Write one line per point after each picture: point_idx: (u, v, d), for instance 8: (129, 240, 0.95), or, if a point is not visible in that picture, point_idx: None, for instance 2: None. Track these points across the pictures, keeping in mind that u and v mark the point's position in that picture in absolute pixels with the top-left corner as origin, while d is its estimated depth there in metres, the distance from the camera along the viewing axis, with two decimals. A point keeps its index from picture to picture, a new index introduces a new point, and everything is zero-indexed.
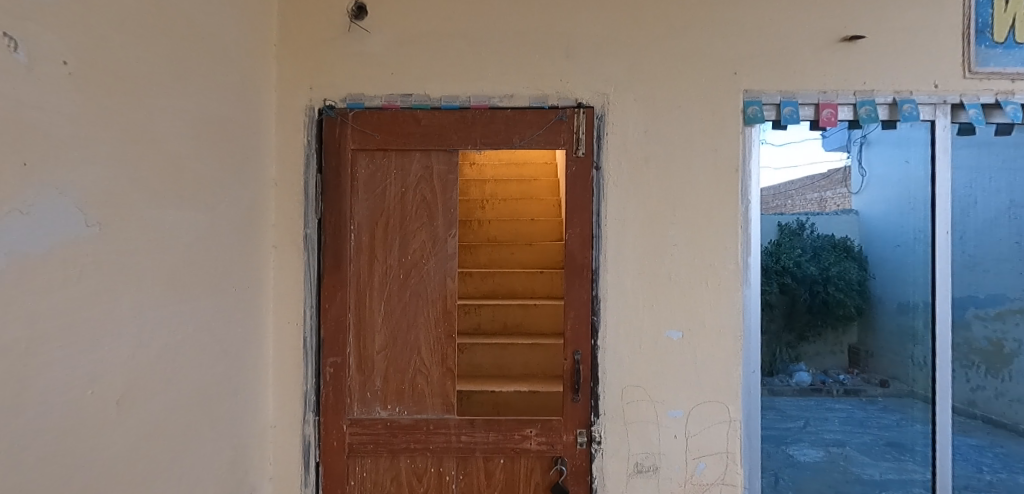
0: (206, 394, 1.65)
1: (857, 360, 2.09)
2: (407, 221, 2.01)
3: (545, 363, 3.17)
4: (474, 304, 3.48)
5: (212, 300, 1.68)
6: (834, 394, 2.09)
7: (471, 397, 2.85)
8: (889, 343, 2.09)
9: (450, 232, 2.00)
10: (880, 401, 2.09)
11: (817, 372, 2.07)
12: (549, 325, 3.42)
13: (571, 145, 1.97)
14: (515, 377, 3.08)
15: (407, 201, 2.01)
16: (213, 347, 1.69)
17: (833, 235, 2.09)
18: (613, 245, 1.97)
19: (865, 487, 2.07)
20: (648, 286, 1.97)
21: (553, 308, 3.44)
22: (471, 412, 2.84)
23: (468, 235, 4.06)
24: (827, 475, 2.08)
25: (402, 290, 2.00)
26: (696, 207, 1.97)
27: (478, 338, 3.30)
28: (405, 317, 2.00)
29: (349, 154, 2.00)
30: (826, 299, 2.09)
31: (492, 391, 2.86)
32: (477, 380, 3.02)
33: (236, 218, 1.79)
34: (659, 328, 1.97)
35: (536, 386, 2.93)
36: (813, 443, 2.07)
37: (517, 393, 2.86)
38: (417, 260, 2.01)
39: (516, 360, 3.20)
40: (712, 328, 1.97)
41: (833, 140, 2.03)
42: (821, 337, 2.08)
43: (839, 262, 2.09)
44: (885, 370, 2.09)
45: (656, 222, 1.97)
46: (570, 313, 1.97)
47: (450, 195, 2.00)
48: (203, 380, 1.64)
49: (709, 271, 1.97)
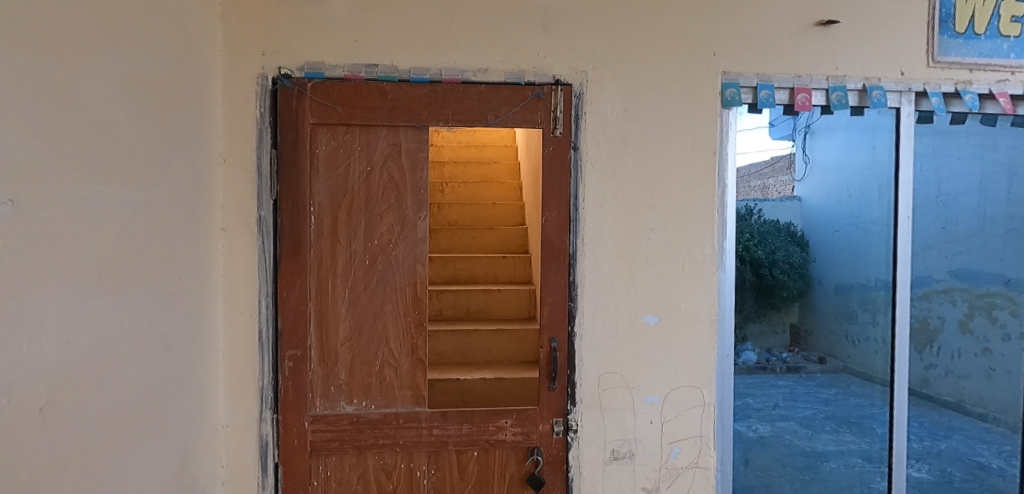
0: (146, 394, 1.47)
1: (798, 338, 2.21)
2: (373, 203, 1.87)
3: (510, 351, 3.14)
4: (435, 289, 3.36)
5: (151, 289, 1.50)
6: (777, 371, 2.16)
7: (434, 385, 2.83)
8: (827, 322, 2.23)
9: (420, 215, 1.88)
10: (818, 377, 2.22)
11: (761, 350, 2.14)
12: (510, 309, 3.36)
13: (548, 124, 1.90)
14: (478, 365, 3.06)
15: (373, 181, 1.87)
16: (154, 341, 1.52)
17: (778, 220, 2.20)
18: (590, 229, 1.92)
19: (808, 458, 2.18)
20: (625, 270, 1.94)
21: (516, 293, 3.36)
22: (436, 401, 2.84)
23: None
24: (775, 449, 2.16)
25: (369, 277, 1.87)
26: (674, 189, 1.94)
27: (440, 325, 3.21)
28: (371, 306, 1.87)
29: (308, 129, 1.83)
30: (774, 281, 2.16)
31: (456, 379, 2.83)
32: (440, 369, 2.99)
33: (178, 198, 1.61)
34: (637, 313, 1.94)
35: (502, 373, 2.92)
36: (761, 419, 2.14)
37: (482, 382, 2.85)
38: (384, 245, 1.87)
39: (479, 348, 3.15)
40: (687, 312, 1.96)
41: (780, 129, 2.13)
42: (766, 317, 2.14)
43: (784, 246, 2.20)
44: (822, 348, 2.24)
45: (633, 205, 1.93)
46: (546, 299, 1.91)
47: (420, 174, 1.88)
48: (142, 378, 1.46)
49: (684, 254, 1.95)
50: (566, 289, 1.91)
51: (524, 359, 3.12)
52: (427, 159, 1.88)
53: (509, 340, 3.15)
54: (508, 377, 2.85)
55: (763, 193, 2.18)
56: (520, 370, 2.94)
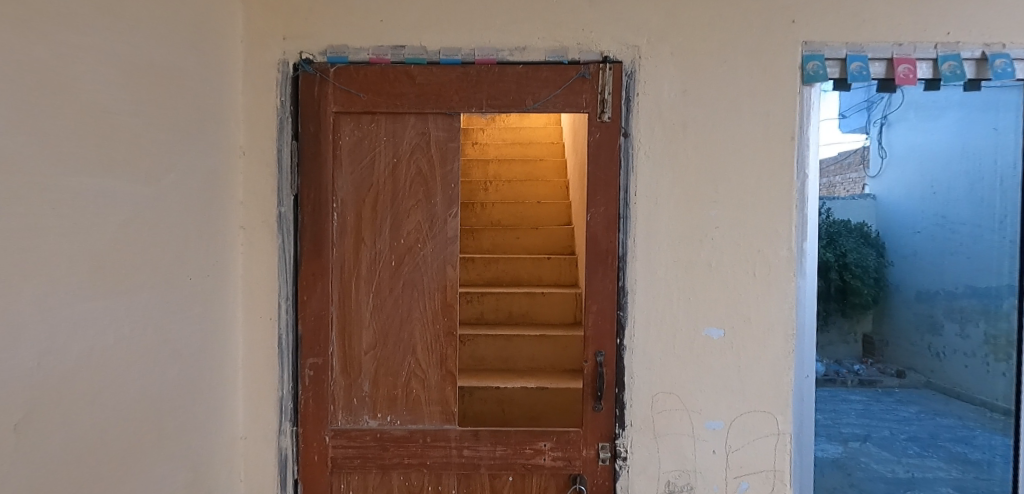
0: (153, 405, 1.36)
1: (866, 347, 2.10)
2: (399, 199, 1.70)
3: (554, 358, 2.95)
4: (476, 292, 3.19)
5: (163, 291, 1.38)
6: (847, 385, 2.04)
7: (473, 393, 2.70)
8: (909, 331, 2.34)
9: (450, 212, 1.70)
10: (896, 392, 2.24)
11: (828, 362, 2.02)
12: (556, 315, 3.15)
13: (595, 108, 1.67)
14: (520, 373, 2.90)
15: (399, 175, 1.70)
16: (163, 347, 1.40)
17: (850, 221, 2.26)
18: (643, 228, 1.68)
19: (888, 486, 2.06)
20: (684, 275, 1.68)
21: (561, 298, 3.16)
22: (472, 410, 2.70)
23: (470, 219, 3.76)
24: (848, 471, 2.02)
25: (395, 281, 1.70)
26: (744, 180, 1.67)
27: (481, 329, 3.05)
28: (397, 312, 1.71)
29: (331, 119, 1.69)
30: (842, 285, 2.06)
31: (495, 387, 2.70)
32: (480, 376, 2.84)
33: (193, 191, 1.48)
34: (698, 324, 1.68)
35: (544, 383, 2.76)
36: (831, 437, 2.04)
37: (523, 391, 2.71)
38: (411, 245, 1.70)
39: (520, 354, 2.98)
40: (758, 325, 1.68)
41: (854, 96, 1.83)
42: (833, 326, 2.03)
43: (851, 253, 2.11)
44: (901, 361, 2.31)
45: (693, 200, 1.68)
46: (591, 307, 1.68)
47: (450, 167, 1.70)
48: (150, 388, 1.34)
49: (754, 257, 1.68)
50: (615, 296, 1.68)
51: (569, 368, 2.93)
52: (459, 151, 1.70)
53: (552, 345, 2.95)
54: (550, 387, 2.69)
55: (826, 192, 2.13)
56: (564, 381, 2.78)
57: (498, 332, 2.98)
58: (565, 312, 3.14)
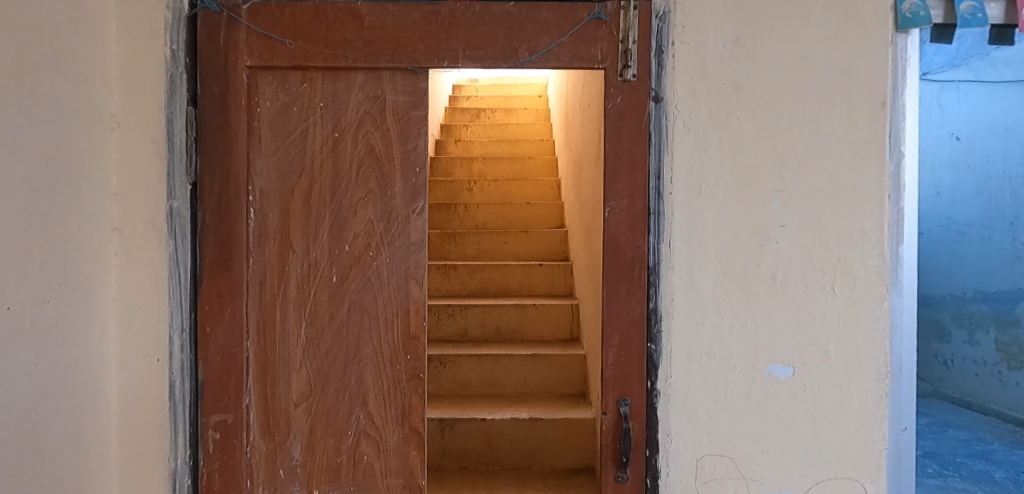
0: None
1: None
2: (342, 190, 1.21)
3: (549, 382, 2.49)
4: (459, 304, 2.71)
5: None
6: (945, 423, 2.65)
7: (455, 427, 2.23)
8: None
9: (414, 207, 1.22)
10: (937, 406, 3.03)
11: None
12: (552, 331, 2.69)
13: (614, 63, 1.22)
14: (510, 400, 2.41)
15: (343, 155, 1.22)
16: None
17: None
18: (682, 229, 1.22)
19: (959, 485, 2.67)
20: (739, 293, 1.23)
21: (557, 312, 2.69)
22: (454, 447, 2.23)
23: (451, 223, 3.28)
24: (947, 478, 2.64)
25: (337, 305, 1.21)
26: (820, 162, 1.23)
27: (465, 347, 2.57)
28: (341, 348, 1.21)
29: (244, 77, 1.19)
30: None
31: (482, 419, 2.22)
32: (462, 405, 2.37)
33: (10, 174, 0.95)
34: (758, 360, 1.23)
35: (538, 413, 2.28)
36: None
37: (514, 423, 2.23)
38: (359, 253, 1.21)
39: (511, 376, 2.48)
40: (838, 361, 1.23)
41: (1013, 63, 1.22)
42: None
43: None
44: None
45: (749, 189, 1.22)
46: (612, 337, 1.23)
47: (413, 146, 1.22)
48: None
49: (832, 268, 1.23)
50: (644, 322, 1.23)
51: (566, 392, 2.47)
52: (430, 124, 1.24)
53: (548, 369, 2.48)
54: (545, 418, 2.23)
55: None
56: (562, 410, 2.30)
57: (484, 352, 2.48)
58: (562, 330, 2.68)
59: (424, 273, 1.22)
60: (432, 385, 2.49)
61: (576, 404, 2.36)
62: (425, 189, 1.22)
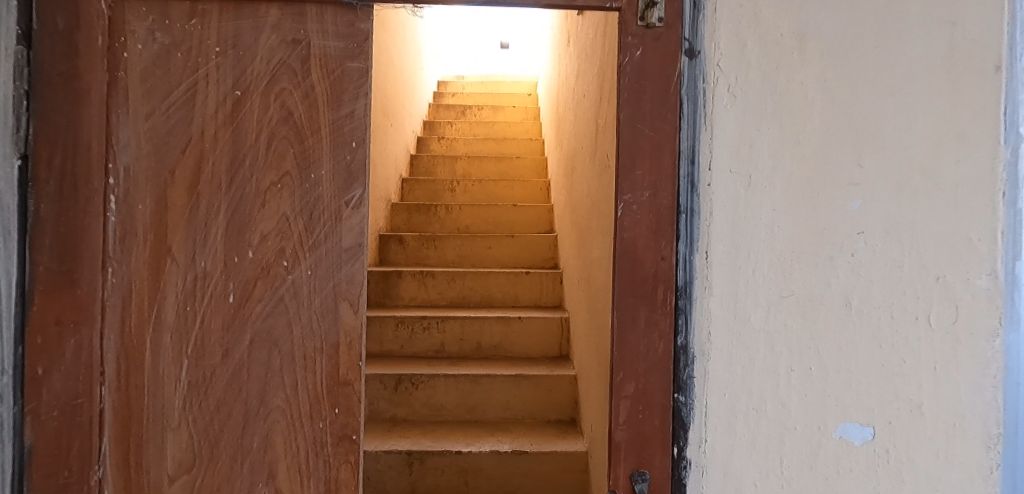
0: None
1: None
2: (243, 173, 0.85)
3: (537, 407, 2.11)
4: (436, 316, 2.32)
5: None
6: None
7: (425, 460, 1.87)
8: None
9: (346, 198, 0.85)
10: None
11: None
12: (539, 348, 2.31)
13: (632, 3, 0.90)
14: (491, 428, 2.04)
15: (244, 123, 0.85)
16: None
17: None
18: (724, 236, 0.88)
19: None
20: (801, 326, 0.88)
21: (545, 326, 2.30)
22: (425, 483, 1.87)
23: (432, 228, 2.95)
24: None
25: (235, 337, 0.85)
26: (912, 145, 0.88)
27: (440, 366, 2.17)
28: (239, 399, 0.85)
29: (105, 6, 0.83)
30: None
31: (457, 451, 1.85)
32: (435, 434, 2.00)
33: None
34: (825, 419, 0.89)
35: (522, 445, 1.91)
36: None
37: (494, 457, 1.86)
38: (266, 263, 0.85)
39: (491, 400, 2.09)
40: (932, 420, 0.89)
41: None
42: None
43: None
44: None
45: (817, 181, 0.88)
46: (626, 386, 0.90)
47: (348, 110, 0.85)
48: None
49: (927, 293, 0.88)
50: (669, 364, 0.90)
51: (553, 419, 2.09)
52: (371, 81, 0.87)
53: (535, 392, 2.09)
54: (530, 451, 1.87)
55: None
56: (549, 440, 1.93)
57: (461, 372, 2.10)
58: (551, 346, 2.30)
59: (360, 292, 0.86)
60: (404, 410, 2.10)
61: (565, 434, 1.98)
62: (362, 173, 0.86)
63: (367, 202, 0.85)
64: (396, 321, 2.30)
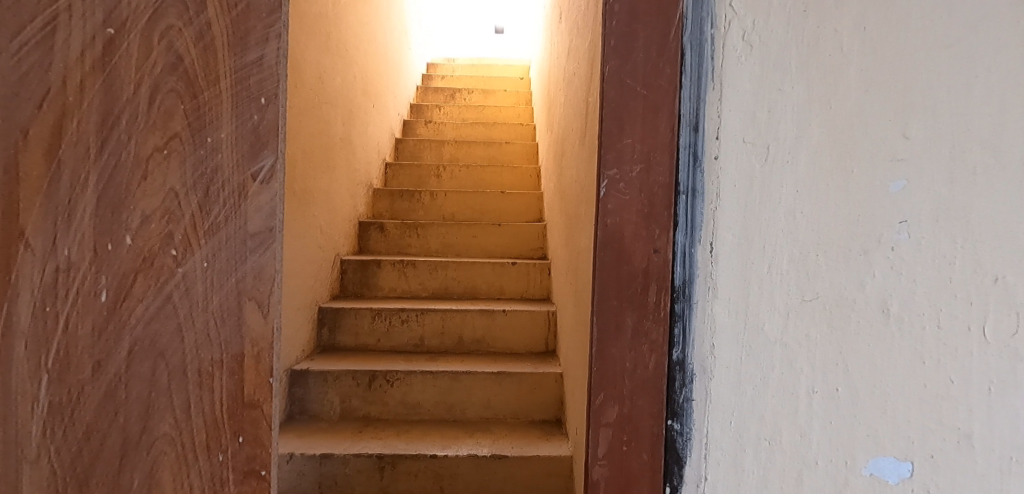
0: None
1: None
2: (118, 136, 0.66)
3: (532, 412, 1.65)
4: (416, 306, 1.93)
5: None
6: None
7: (394, 468, 1.42)
8: None
9: (252, 169, 0.67)
10: None
11: None
12: (531, 343, 1.90)
13: None
14: (474, 431, 1.58)
15: (120, 72, 0.66)
16: None
17: None
18: (733, 224, 0.71)
19: None
20: (826, 338, 0.71)
21: (537, 317, 1.90)
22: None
23: (415, 214, 2.71)
24: None
25: (109, 346, 0.67)
26: (974, 109, 0.70)
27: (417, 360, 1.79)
28: (113, 425, 0.67)
29: None
30: None
31: (432, 455, 1.42)
32: (407, 435, 1.54)
33: None
34: (853, 452, 0.72)
35: (503, 449, 1.47)
36: None
37: (470, 462, 1.43)
38: (150, 251, 0.66)
39: (472, 398, 1.66)
40: (987, 455, 0.71)
41: None
42: None
43: None
44: None
45: (850, 157, 0.70)
46: (608, 410, 0.73)
47: (254, 57, 0.67)
48: None
49: (986, 299, 0.70)
50: (663, 384, 0.73)
51: (538, 420, 1.64)
52: (287, 20, 0.68)
53: (528, 392, 1.65)
54: (511, 455, 1.43)
55: None
56: (543, 445, 1.48)
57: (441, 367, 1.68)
58: (545, 341, 1.89)
59: (271, 290, 0.68)
60: (375, 410, 1.66)
61: (550, 436, 1.55)
62: (274, 137, 0.67)
63: (279, 174, 0.67)
64: (371, 311, 1.91)
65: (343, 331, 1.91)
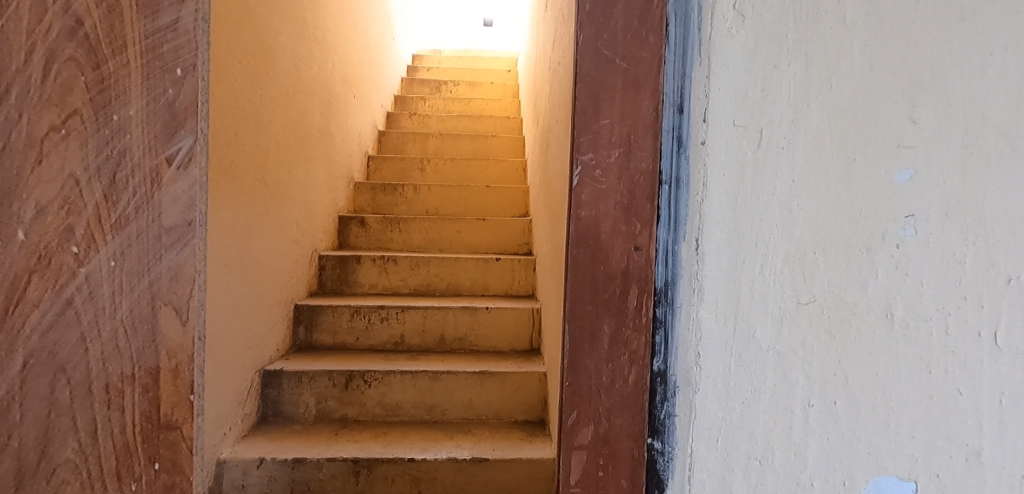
0: None
1: None
2: (6, 113, 0.59)
3: (516, 412, 1.57)
4: (397, 304, 1.84)
5: None
6: None
7: (370, 471, 1.33)
8: None
9: (163, 155, 0.62)
10: None
11: None
12: (514, 341, 1.82)
13: None
14: (455, 432, 1.49)
15: (7, 36, 0.59)
16: None
17: None
18: (722, 218, 0.63)
19: None
20: (824, 345, 0.64)
21: (522, 315, 1.81)
22: None
23: (399, 209, 2.61)
24: None
25: (2, 356, 0.60)
26: (988, 91, 0.62)
27: (398, 359, 1.70)
28: (7, 451, 0.61)
29: None
30: None
31: (411, 459, 1.33)
32: (386, 437, 1.45)
33: None
34: (852, 471, 0.65)
35: (484, 451, 1.39)
36: None
37: (449, 466, 1.33)
38: (40, 253, 0.60)
39: (453, 399, 1.57)
40: (996, 472, 0.65)
41: None
42: None
43: None
44: None
45: (853, 143, 0.63)
46: (583, 423, 0.69)
47: (169, 20, 0.62)
48: None
49: (999, 301, 0.63)
50: (643, 398, 0.68)
51: (521, 421, 1.56)
52: None
53: (511, 393, 1.57)
54: (492, 458, 1.34)
55: None
56: (527, 447, 1.40)
57: (422, 367, 1.59)
58: (530, 339, 1.81)
59: (190, 293, 0.64)
60: (353, 411, 1.56)
61: (532, 437, 1.46)
62: (191, 114, 0.63)
63: (197, 157, 0.62)
64: (349, 308, 1.82)
65: (320, 329, 1.82)
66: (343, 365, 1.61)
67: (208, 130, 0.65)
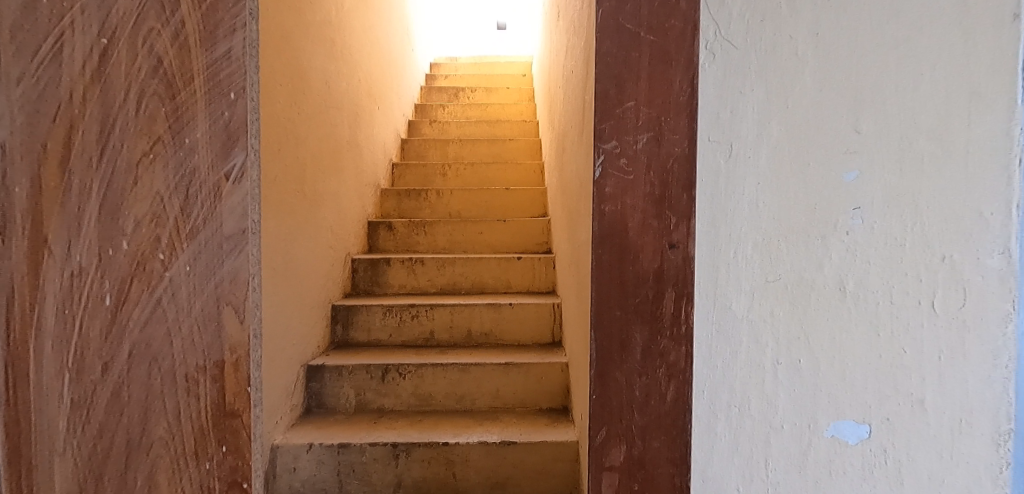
0: None
1: None
2: (113, 144, 0.78)
3: (539, 399, 1.73)
4: (425, 303, 2.02)
5: None
6: None
7: (410, 454, 1.51)
8: None
9: (223, 171, 0.79)
10: None
11: None
12: (535, 335, 1.98)
13: None
14: (480, 419, 1.67)
15: (113, 81, 0.78)
16: None
17: None
18: (704, 215, 0.79)
19: None
20: (788, 314, 0.79)
21: (542, 310, 1.97)
22: (409, 478, 1.50)
23: (423, 213, 2.79)
24: None
25: (113, 344, 0.79)
26: (914, 108, 0.77)
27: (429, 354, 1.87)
28: (120, 425, 0.80)
29: None
30: None
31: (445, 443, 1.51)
32: (422, 424, 1.63)
33: None
34: (816, 417, 0.80)
35: (512, 435, 1.56)
36: None
37: (480, 448, 1.51)
38: (143, 257, 0.79)
39: (481, 388, 1.74)
40: (936, 416, 0.79)
41: None
42: None
43: None
44: None
45: (806, 151, 0.78)
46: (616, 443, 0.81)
47: (224, 49, 0.79)
48: None
49: (933, 276, 0.78)
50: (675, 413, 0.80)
51: (545, 408, 1.72)
52: (249, 11, 0.80)
53: (534, 382, 1.73)
54: (519, 441, 1.51)
55: None
56: (547, 430, 1.56)
57: (450, 360, 1.76)
58: (550, 332, 1.97)
59: (245, 294, 0.81)
60: (389, 400, 1.75)
61: (556, 422, 1.62)
62: (242, 133, 0.80)
63: (247, 172, 0.79)
64: (382, 307, 2.00)
65: (356, 328, 2.01)
66: (379, 360, 1.79)
67: (256, 147, 0.82)
